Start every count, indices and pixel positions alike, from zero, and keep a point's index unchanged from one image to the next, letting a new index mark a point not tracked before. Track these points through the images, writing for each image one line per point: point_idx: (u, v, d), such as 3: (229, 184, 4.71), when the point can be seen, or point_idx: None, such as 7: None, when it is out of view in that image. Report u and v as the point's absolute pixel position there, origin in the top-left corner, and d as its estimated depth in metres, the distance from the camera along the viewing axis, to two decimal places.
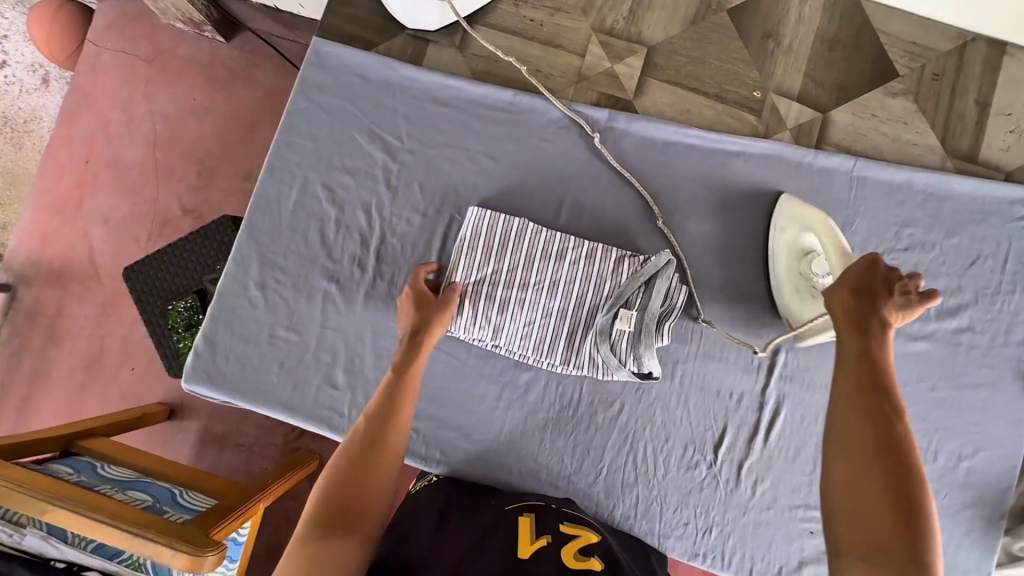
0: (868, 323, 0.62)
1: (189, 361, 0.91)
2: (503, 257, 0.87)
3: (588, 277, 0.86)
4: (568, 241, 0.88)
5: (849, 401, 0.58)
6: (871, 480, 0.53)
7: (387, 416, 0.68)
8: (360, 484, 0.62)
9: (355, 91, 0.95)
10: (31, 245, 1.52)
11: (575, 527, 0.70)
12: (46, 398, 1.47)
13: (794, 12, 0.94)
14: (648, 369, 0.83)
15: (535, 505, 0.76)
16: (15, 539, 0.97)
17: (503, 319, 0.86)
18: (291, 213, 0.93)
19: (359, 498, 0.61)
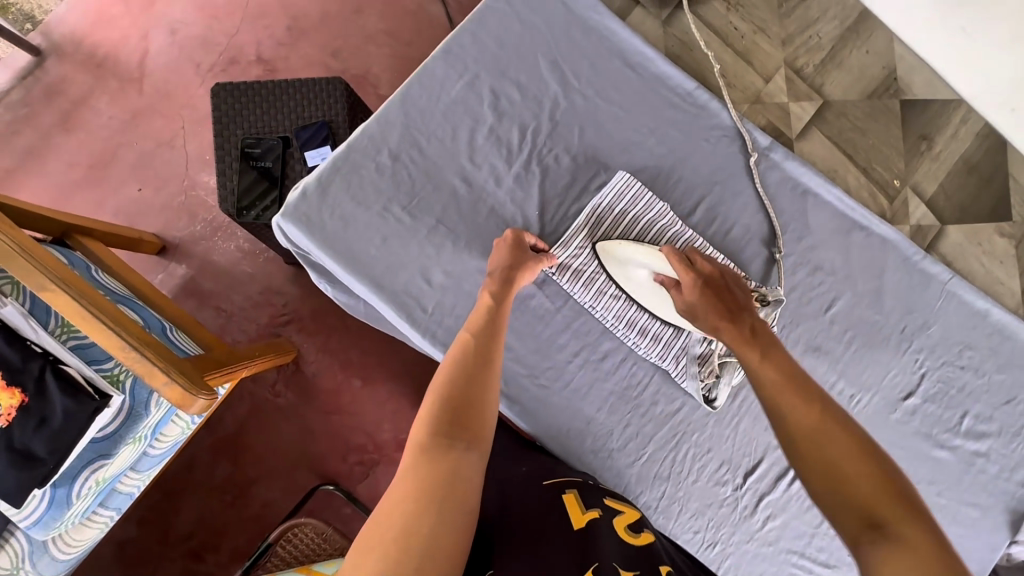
0: (743, 323, 0.72)
1: (291, 198, 0.86)
2: (631, 229, 0.91)
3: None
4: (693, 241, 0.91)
5: (801, 429, 0.57)
6: (850, 480, 0.52)
7: (492, 337, 0.68)
8: (474, 397, 0.60)
9: (554, 16, 0.94)
10: (83, 21, 1.56)
11: (616, 502, 0.72)
12: (39, 177, 1.49)
13: (953, 127, 1.02)
14: (715, 397, 0.89)
15: (572, 479, 0.75)
16: None
17: (605, 286, 0.90)
18: (449, 101, 0.91)
19: (475, 410, 0.58)
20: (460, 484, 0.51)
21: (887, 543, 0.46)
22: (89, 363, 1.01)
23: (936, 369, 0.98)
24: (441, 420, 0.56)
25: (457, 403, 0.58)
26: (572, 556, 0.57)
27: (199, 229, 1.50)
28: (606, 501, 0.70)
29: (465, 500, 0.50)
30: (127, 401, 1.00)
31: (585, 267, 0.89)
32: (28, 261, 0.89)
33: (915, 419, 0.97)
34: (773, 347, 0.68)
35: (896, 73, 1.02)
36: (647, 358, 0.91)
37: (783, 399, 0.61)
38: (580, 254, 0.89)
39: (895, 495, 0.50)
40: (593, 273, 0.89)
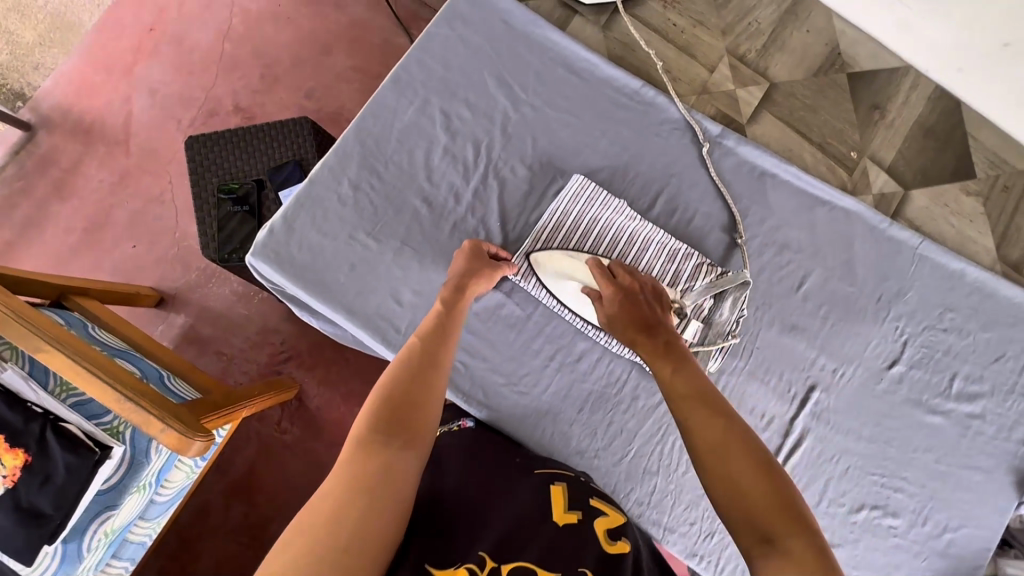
0: (657, 335, 0.74)
1: (260, 237, 0.90)
2: (592, 230, 0.92)
3: (664, 275, 0.92)
4: (655, 234, 0.93)
5: (704, 442, 0.58)
6: (748, 493, 0.53)
7: (440, 344, 0.71)
8: (416, 400, 0.64)
9: (496, 34, 0.97)
10: (68, 92, 1.64)
11: (602, 502, 0.71)
12: (37, 245, 1.55)
13: (903, 94, 1.03)
14: None
15: (562, 474, 0.76)
16: None
17: None
18: (403, 127, 0.94)
19: (417, 412, 0.62)
20: (390, 478, 0.55)
21: (774, 557, 0.48)
22: (89, 418, 1.04)
23: (918, 335, 0.98)
24: (382, 418, 0.60)
25: (399, 405, 0.62)
26: (540, 545, 0.60)
27: (191, 277, 1.55)
28: (590, 501, 0.70)
29: (394, 494, 0.54)
30: (128, 451, 1.02)
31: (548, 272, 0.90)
32: (23, 324, 0.93)
33: (903, 386, 0.97)
34: (683, 368, 0.68)
35: (839, 48, 1.03)
36: (622, 355, 0.92)
37: (690, 418, 0.61)
38: (544, 260, 0.91)
39: (784, 507, 0.51)
40: None
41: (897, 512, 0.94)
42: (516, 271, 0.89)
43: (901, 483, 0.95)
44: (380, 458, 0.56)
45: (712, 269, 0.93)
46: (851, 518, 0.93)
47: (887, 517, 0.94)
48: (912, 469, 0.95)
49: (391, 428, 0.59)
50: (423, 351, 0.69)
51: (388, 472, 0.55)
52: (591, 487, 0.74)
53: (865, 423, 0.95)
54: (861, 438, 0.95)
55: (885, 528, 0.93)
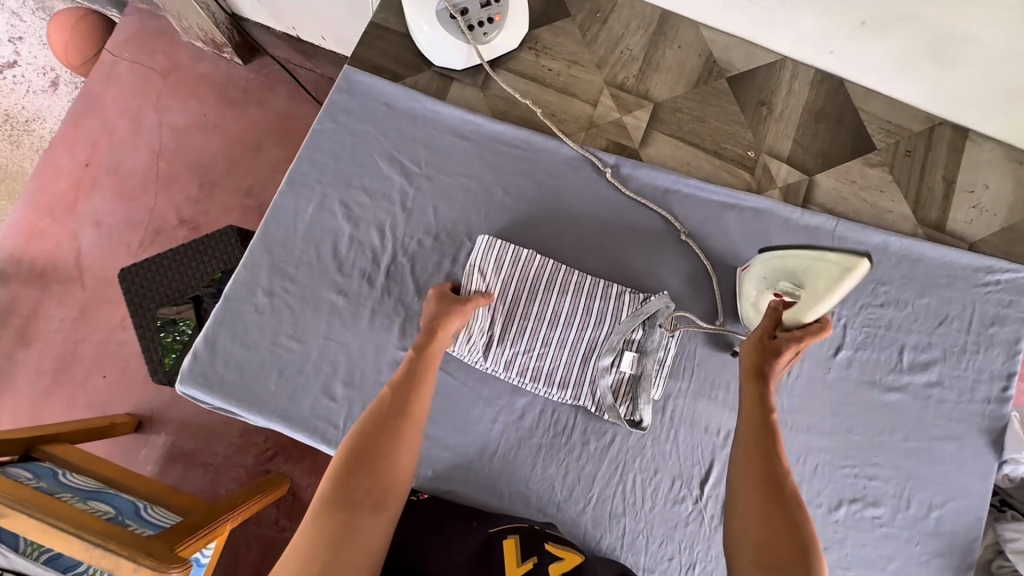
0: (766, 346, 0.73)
1: (186, 363, 0.90)
2: (506, 281, 0.92)
3: (590, 314, 0.92)
4: (571, 275, 0.93)
5: (750, 470, 0.65)
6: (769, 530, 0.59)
7: (412, 393, 0.70)
8: (387, 455, 0.64)
9: (379, 117, 1.00)
10: (17, 241, 1.68)
11: (559, 547, 0.73)
12: (9, 397, 1.56)
13: (786, 85, 1.05)
14: (639, 418, 0.89)
15: (517, 525, 0.77)
16: None
17: (496, 349, 0.90)
18: (306, 226, 0.96)
19: (387, 470, 0.63)
20: (351, 542, 0.55)
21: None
22: (65, 570, 1.03)
23: (856, 315, 0.97)
24: (348, 477, 0.60)
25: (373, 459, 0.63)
26: None
27: (163, 396, 1.56)
28: (547, 547, 0.72)
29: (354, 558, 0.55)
30: None
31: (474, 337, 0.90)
32: None
33: (854, 370, 0.95)
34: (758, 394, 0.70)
35: (713, 56, 1.06)
36: (563, 402, 0.92)
37: (741, 447, 0.68)
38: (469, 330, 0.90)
39: (796, 539, 0.58)
40: (483, 342, 0.90)
41: (878, 501, 0.91)
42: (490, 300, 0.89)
43: (875, 470, 0.92)
44: (339, 521, 0.56)
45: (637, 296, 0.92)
46: (832, 517, 0.91)
47: (869, 507, 0.91)
48: (883, 453, 0.93)
49: (361, 488, 0.60)
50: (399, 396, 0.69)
51: (346, 537, 0.56)
52: (546, 533, 0.75)
53: (825, 417, 0.94)
54: (823, 433, 0.93)
55: (869, 519, 0.91)
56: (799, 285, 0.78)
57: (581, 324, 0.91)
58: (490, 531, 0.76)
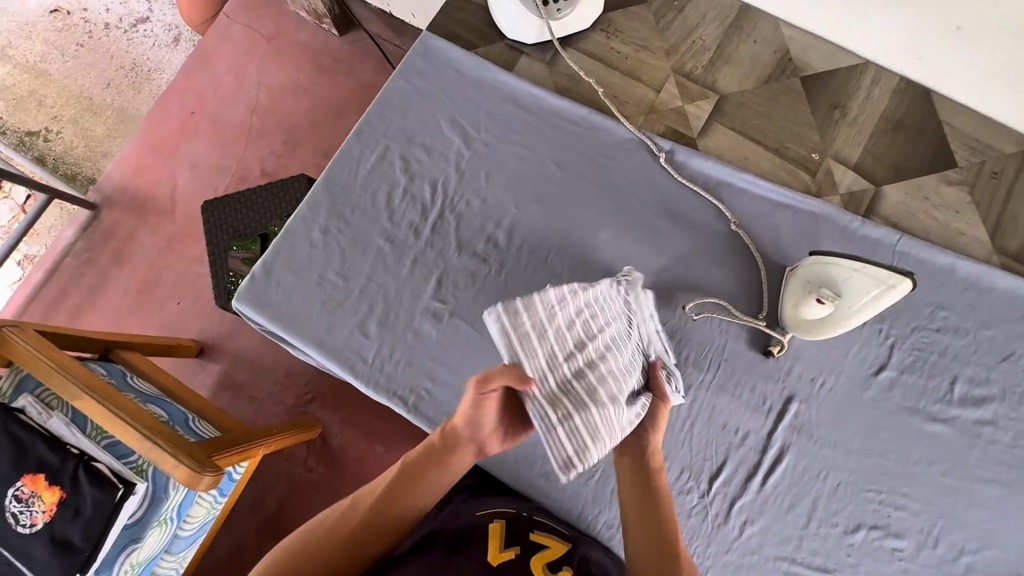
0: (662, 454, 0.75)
1: (244, 283, 0.99)
2: (548, 339, 0.68)
3: (619, 321, 0.76)
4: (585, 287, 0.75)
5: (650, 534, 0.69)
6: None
7: (412, 482, 0.73)
8: (364, 528, 0.73)
9: (449, 82, 1.05)
10: (124, 172, 1.88)
11: (544, 535, 0.79)
12: (99, 307, 1.76)
13: (865, 90, 1.00)
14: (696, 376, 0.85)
15: (505, 510, 0.84)
16: (43, 417, 1.13)
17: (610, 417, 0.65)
18: (366, 174, 1.03)
19: (356, 537, 0.72)
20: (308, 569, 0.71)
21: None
22: (119, 457, 1.15)
23: (907, 336, 0.91)
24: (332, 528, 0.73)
25: (355, 531, 0.72)
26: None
27: (225, 326, 1.70)
28: (532, 535, 0.78)
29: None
30: (150, 488, 1.13)
31: (595, 428, 0.64)
32: (64, 375, 1.08)
33: (895, 393, 0.90)
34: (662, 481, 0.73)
35: (790, 53, 1.03)
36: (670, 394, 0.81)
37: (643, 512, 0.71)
38: (582, 421, 0.64)
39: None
40: (601, 422, 0.64)
41: (901, 534, 0.86)
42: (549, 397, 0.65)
43: (903, 501, 0.87)
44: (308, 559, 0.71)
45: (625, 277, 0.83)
46: (847, 539, 0.86)
47: (890, 538, 0.86)
48: (915, 484, 0.87)
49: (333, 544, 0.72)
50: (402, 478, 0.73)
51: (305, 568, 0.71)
52: (531, 521, 0.82)
53: (855, 435, 0.89)
54: (851, 452, 0.89)
55: (889, 551, 0.85)
56: (838, 295, 0.83)
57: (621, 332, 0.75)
58: (479, 512, 0.83)
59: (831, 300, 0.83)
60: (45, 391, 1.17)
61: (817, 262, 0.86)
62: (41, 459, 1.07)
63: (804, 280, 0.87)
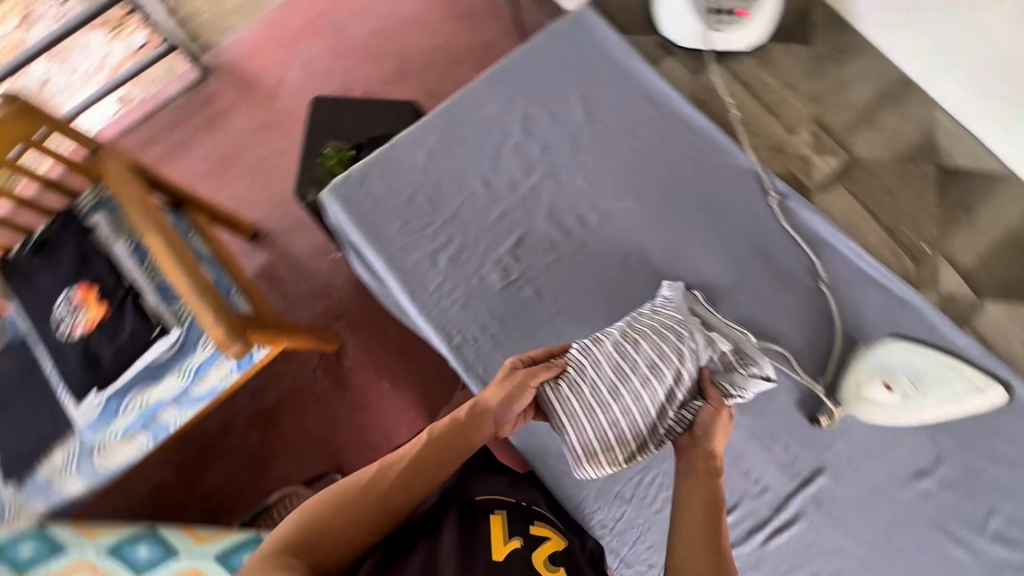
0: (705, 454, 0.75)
1: (339, 179, 1.03)
2: (587, 390, 0.83)
3: (662, 347, 0.84)
4: (621, 332, 0.87)
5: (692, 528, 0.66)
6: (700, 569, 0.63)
7: (451, 439, 0.75)
8: (404, 481, 0.71)
9: (592, 57, 1.06)
10: (242, 48, 1.93)
11: (543, 527, 0.80)
12: (179, 163, 1.82)
13: (999, 200, 0.96)
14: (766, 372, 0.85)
15: (504, 497, 0.84)
16: (111, 241, 1.26)
17: (638, 449, 0.83)
18: (484, 117, 1.04)
19: (396, 492, 0.70)
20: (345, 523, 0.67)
21: None
22: (163, 299, 1.23)
23: (959, 453, 0.88)
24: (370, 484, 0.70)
25: (392, 486, 0.70)
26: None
27: (286, 221, 1.75)
28: (532, 529, 0.78)
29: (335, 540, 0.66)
30: (181, 337, 1.22)
31: (621, 460, 0.83)
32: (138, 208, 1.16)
33: (927, 503, 0.87)
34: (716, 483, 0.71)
35: (935, 139, 1.00)
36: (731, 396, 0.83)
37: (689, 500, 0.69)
38: (617, 453, 0.83)
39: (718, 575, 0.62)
40: (627, 456, 0.83)
41: None
42: (582, 438, 0.82)
43: None
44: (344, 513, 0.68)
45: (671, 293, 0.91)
46: None
47: None
48: None
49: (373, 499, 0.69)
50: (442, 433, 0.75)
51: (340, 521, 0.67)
52: (530, 513, 0.82)
53: (873, 528, 0.87)
54: (863, 543, 0.86)
55: None
56: (908, 384, 0.86)
57: (662, 356, 0.83)
58: (476, 495, 0.83)
59: (903, 388, 0.86)
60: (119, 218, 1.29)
61: (902, 348, 0.88)
62: (101, 278, 1.22)
63: (879, 359, 0.88)
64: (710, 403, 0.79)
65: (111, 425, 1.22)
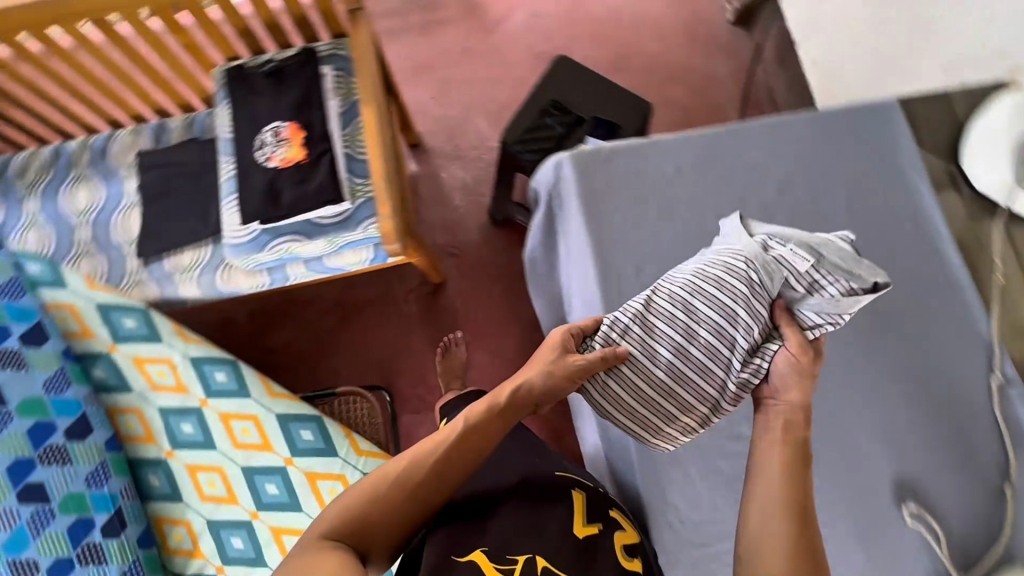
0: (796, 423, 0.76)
1: (586, 149, 1.10)
2: (632, 351, 0.89)
3: (716, 292, 0.88)
4: (664, 294, 0.92)
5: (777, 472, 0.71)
6: (772, 502, 0.69)
7: (482, 430, 0.82)
8: (441, 471, 0.80)
9: (884, 160, 1.09)
10: None
11: (618, 515, 0.95)
12: None
13: None
14: (876, 281, 0.84)
15: (582, 479, 0.98)
16: (327, 95, 1.29)
17: (710, 399, 0.88)
18: (750, 164, 1.10)
19: (433, 480, 0.79)
20: (389, 511, 0.77)
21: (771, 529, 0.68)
22: (348, 170, 1.27)
23: None
24: (409, 474, 0.78)
25: (430, 474, 0.79)
26: (559, 548, 0.84)
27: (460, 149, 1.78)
28: (610, 514, 0.94)
29: (384, 520, 0.76)
30: (350, 212, 1.26)
31: (690, 409, 0.89)
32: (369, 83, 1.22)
33: None
34: (798, 432, 0.75)
35: None
36: (824, 326, 0.83)
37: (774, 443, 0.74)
38: (682, 404, 0.88)
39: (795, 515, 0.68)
40: (696, 405, 0.88)
41: None
42: (625, 396, 0.89)
43: None
44: (386, 499, 0.77)
45: (725, 251, 0.94)
46: None
47: None
48: None
49: (414, 487, 0.78)
50: (471, 427, 0.82)
51: (387, 506, 0.77)
52: (606, 500, 0.96)
53: None
54: None
55: None
56: None
57: (716, 305, 0.88)
58: (558, 473, 0.98)
59: None
60: (342, 77, 1.32)
61: None
62: (307, 124, 1.26)
63: None
64: (788, 345, 0.82)
65: (252, 256, 1.29)
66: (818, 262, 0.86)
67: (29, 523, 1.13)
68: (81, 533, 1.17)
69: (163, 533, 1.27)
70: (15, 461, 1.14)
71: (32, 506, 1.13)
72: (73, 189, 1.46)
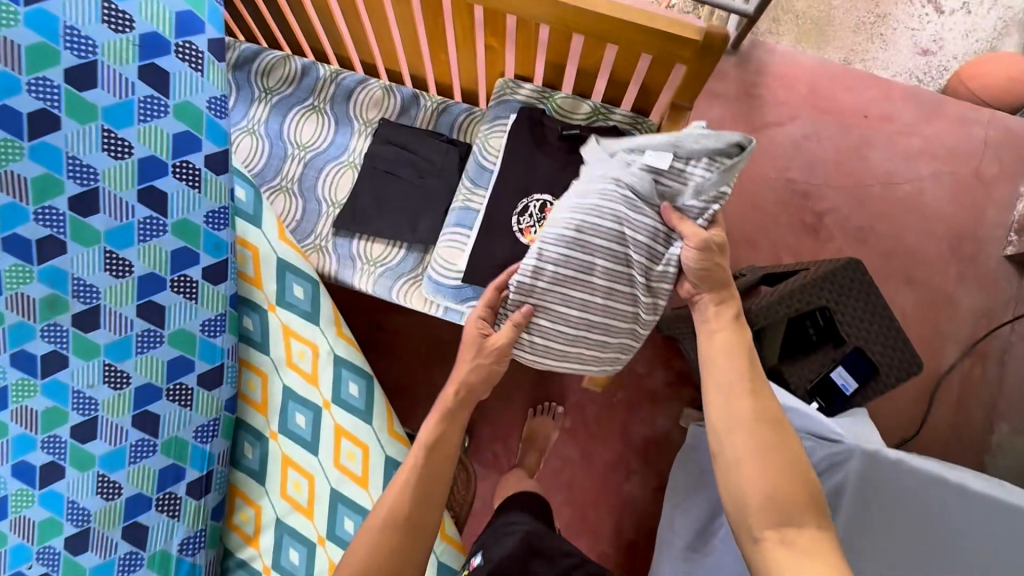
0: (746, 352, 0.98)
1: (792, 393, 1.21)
2: (545, 309, 1.11)
3: (601, 223, 1.04)
4: (554, 243, 1.07)
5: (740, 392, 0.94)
6: (745, 415, 0.92)
7: (451, 421, 1.06)
8: (440, 465, 1.03)
9: None
10: None
11: None
12: None
13: None
14: (746, 144, 0.96)
15: None
16: None
17: (628, 310, 1.11)
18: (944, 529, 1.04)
19: (439, 471, 1.02)
20: (418, 512, 0.98)
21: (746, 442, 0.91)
22: None
23: None
24: (417, 477, 1.00)
25: (432, 471, 1.01)
26: None
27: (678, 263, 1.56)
28: None
29: (420, 515, 0.98)
30: None
31: (619, 332, 1.13)
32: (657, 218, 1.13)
33: None
34: (728, 309, 1.02)
35: None
36: (689, 214, 1.03)
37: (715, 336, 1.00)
38: (609, 334, 1.13)
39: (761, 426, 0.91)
40: (621, 327, 1.13)
41: None
42: (555, 341, 1.13)
43: None
44: (410, 505, 0.98)
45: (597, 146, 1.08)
46: None
47: None
48: None
49: (428, 487, 1.00)
50: (444, 417, 1.06)
51: (417, 509, 0.98)
52: None
53: None
54: None
55: None
56: None
57: (598, 219, 1.04)
58: None
59: None
60: None
61: None
62: None
63: None
64: (687, 239, 1.00)
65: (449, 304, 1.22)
66: (679, 153, 1.00)
67: (130, 448, 1.11)
68: (170, 479, 1.15)
69: (233, 506, 1.25)
70: (146, 385, 1.11)
71: (141, 433, 1.11)
72: (303, 118, 1.38)
